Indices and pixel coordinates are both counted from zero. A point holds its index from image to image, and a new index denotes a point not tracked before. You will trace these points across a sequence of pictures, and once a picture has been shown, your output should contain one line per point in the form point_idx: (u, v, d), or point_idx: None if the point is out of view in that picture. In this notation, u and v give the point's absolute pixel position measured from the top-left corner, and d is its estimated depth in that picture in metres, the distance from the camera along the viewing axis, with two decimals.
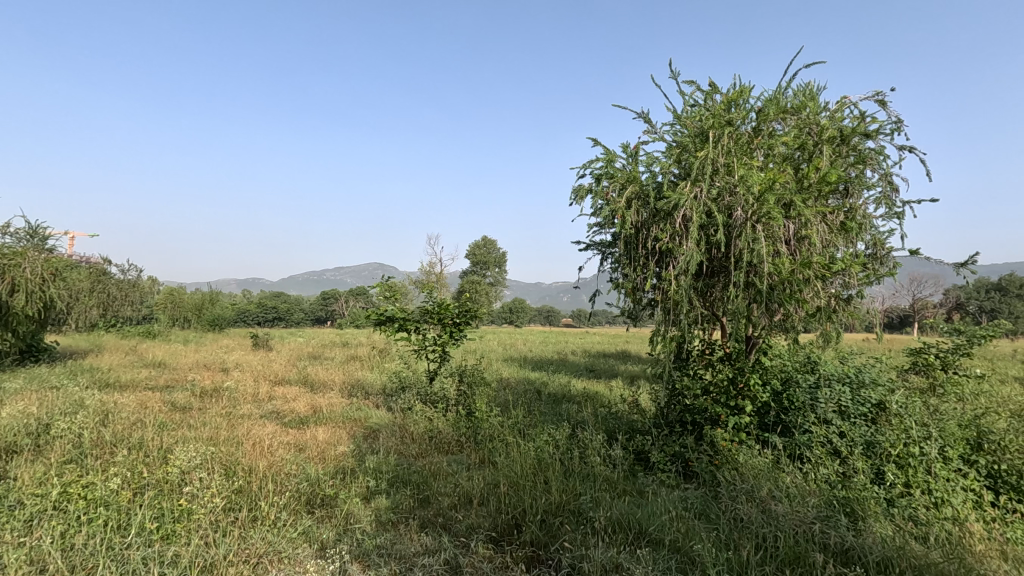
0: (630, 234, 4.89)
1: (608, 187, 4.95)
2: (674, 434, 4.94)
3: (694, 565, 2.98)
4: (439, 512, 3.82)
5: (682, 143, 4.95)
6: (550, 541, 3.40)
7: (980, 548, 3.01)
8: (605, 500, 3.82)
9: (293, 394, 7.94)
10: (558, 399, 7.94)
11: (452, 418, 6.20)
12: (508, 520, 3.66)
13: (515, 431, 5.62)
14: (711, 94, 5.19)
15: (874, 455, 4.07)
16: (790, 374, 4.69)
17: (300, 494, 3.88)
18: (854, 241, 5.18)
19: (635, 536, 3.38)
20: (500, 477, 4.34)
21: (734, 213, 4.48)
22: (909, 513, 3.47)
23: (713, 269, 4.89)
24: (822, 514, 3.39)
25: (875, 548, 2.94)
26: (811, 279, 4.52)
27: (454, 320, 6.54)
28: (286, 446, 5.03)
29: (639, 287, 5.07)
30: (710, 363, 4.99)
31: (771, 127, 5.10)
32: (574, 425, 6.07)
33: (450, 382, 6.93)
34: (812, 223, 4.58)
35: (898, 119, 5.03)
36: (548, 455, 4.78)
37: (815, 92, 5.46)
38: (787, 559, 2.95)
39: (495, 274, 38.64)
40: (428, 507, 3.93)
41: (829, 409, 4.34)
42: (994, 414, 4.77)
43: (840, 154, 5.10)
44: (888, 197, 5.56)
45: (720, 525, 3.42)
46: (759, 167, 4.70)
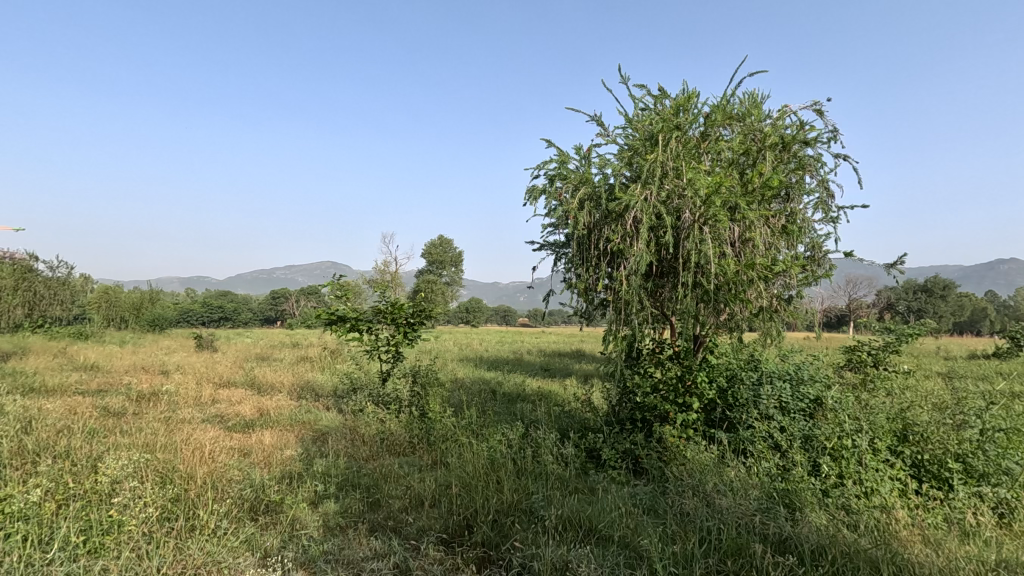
0: (583, 234, 4.94)
1: (562, 188, 4.99)
2: (625, 432, 5.03)
3: (641, 560, 3.04)
4: (389, 516, 3.75)
5: (633, 146, 5.05)
6: (501, 541, 3.40)
7: (905, 533, 3.19)
8: (557, 499, 3.85)
9: (238, 397, 7.63)
10: (512, 399, 7.94)
11: (405, 420, 6.10)
12: (460, 521, 3.63)
13: (469, 431, 5.59)
14: (661, 99, 5.32)
15: (811, 448, 4.27)
16: (735, 372, 4.85)
17: (242, 501, 3.72)
18: (795, 244, 5.41)
19: (585, 533, 3.42)
20: (452, 477, 4.31)
21: (682, 215, 4.60)
22: (842, 502, 3.65)
23: (663, 269, 5.01)
24: (762, 506, 3.53)
25: (811, 537, 3.08)
26: (754, 279, 4.70)
27: (408, 320, 6.44)
28: (229, 451, 4.82)
29: (592, 288, 5.13)
30: (659, 361, 5.11)
31: (718, 133, 5.27)
32: (527, 424, 6.08)
33: (403, 383, 6.81)
34: (755, 226, 4.76)
35: (834, 128, 5.29)
36: (501, 455, 4.77)
37: (759, 100, 5.67)
38: (729, 550, 3.05)
39: (451, 274, 38.35)
40: (378, 511, 3.84)
41: (770, 405, 4.52)
42: (918, 407, 5.08)
43: (782, 160, 5.32)
44: (826, 202, 5.84)
45: (667, 519, 3.50)
46: (706, 171, 4.85)
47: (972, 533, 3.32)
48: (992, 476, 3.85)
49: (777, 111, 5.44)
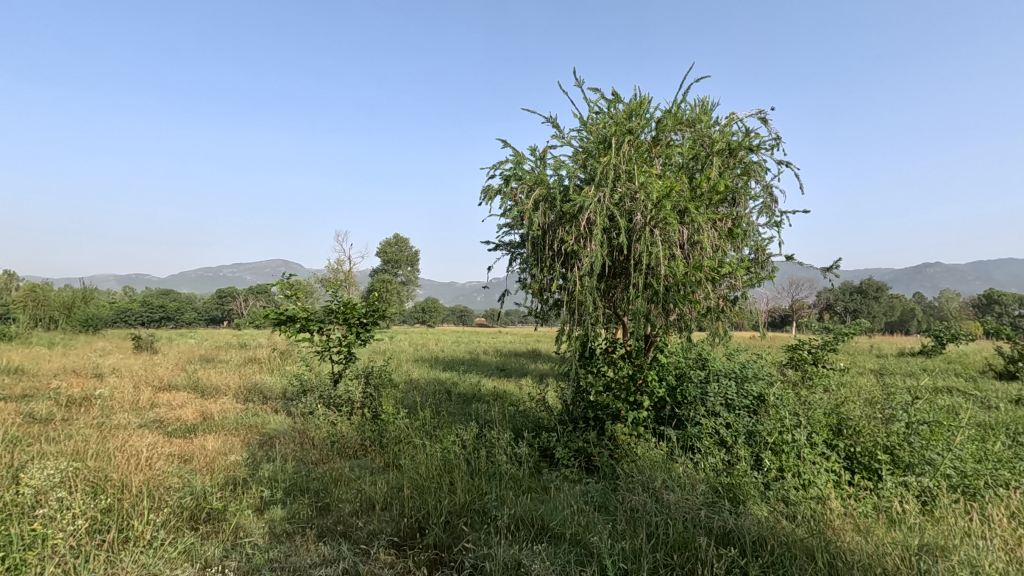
0: (537, 235, 4.97)
1: (517, 188, 5.00)
2: (578, 430, 5.09)
3: (591, 557, 3.08)
4: (339, 520, 3.66)
5: (588, 149, 5.12)
6: (453, 542, 3.38)
7: (838, 522, 3.37)
8: (510, 498, 3.86)
9: (179, 401, 7.30)
10: (467, 399, 7.90)
11: (357, 422, 5.98)
12: (412, 523, 3.59)
13: (423, 432, 5.52)
14: (615, 103, 5.42)
15: (754, 443, 4.44)
16: (683, 370, 5.00)
17: (181, 510, 3.55)
18: (740, 247, 5.62)
19: (537, 532, 3.44)
20: (404, 480, 4.25)
21: (634, 217, 4.69)
22: (782, 495, 3.82)
23: (615, 270, 5.10)
24: (707, 500, 3.65)
25: (752, 529, 3.20)
26: (702, 281, 4.85)
27: (361, 320, 6.29)
28: (168, 458, 4.59)
29: (546, 288, 5.16)
30: (612, 360, 5.21)
31: (669, 137, 5.41)
32: (481, 424, 6.07)
33: (356, 385, 6.66)
34: (703, 229, 4.92)
35: (777, 136, 5.52)
36: (454, 455, 4.75)
37: (708, 106, 5.85)
38: (675, 544, 3.14)
39: (407, 273, 37.87)
40: (327, 515, 3.75)
41: (717, 402, 4.68)
42: (852, 402, 5.37)
43: (729, 165, 5.51)
44: (769, 207, 6.08)
45: (617, 516, 3.57)
46: (657, 174, 4.96)
47: (898, 520, 3.53)
48: (917, 466, 4.11)
49: (725, 117, 5.63)
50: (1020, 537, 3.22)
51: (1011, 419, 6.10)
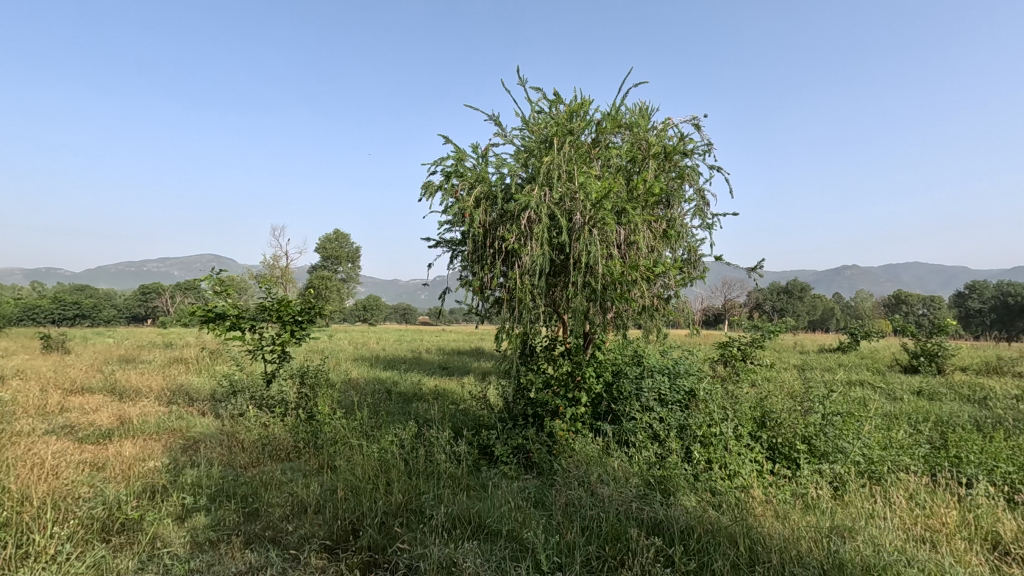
0: (478, 233, 4.95)
1: (458, 185, 4.95)
2: (518, 427, 5.12)
3: (526, 552, 3.11)
4: (268, 525, 3.51)
5: (529, 148, 5.16)
6: (388, 544, 3.32)
7: (759, 509, 3.55)
8: (447, 497, 3.83)
9: (94, 404, 6.78)
10: (407, 398, 7.78)
11: (290, 423, 5.76)
12: (346, 526, 3.50)
13: (360, 432, 5.39)
14: (556, 104, 5.49)
15: (685, 436, 4.63)
16: (619, 367, 5.13)
17: (90, 521, 3.29)
18: (674, 247, 5.82)
19: (474, 530, 3.44)
20: (339, 481, 4.13)
21: (574, 217, 4.76)
22: (709, 485, 3.99)
23: (556, 269, 5.16)
24: (640, 493, 3.77)
25: (681, 519, 3.33)
26: (637, 280, 4.98)
27: (296, 318, 6.02)
28: (77, 466, 4.25)
29: (487, 286, 5.14)
30: (552, 358, 5.27)
31: (608, 139, 5.55)
32: (421, 423, 5.99)
33: (291, 385, 6.42)
34: (639, 230, 5.06)
35: (709, 142, 5.76)
36: (392, 455, 4.66)
37: (646, 111, 6.03)
38: (608, 536, 3.22)
39: (348, 269, 36.89)
40: (256, 521, 3.59)
41: (651, 397, 4.86)
42: (776, 396, 5.67)
43: (664, 169, 5.69)
44: (702, 210, 6.34)
45: (553, 511, 3.62)
46: (596, 176, 5.06)
47: (813, 505, 3.77)
48: (830, 454, 4.40)
49: (661, 122, 5.82)
50: (917, 516, 3.51)
51: (912, 409, 6.66)
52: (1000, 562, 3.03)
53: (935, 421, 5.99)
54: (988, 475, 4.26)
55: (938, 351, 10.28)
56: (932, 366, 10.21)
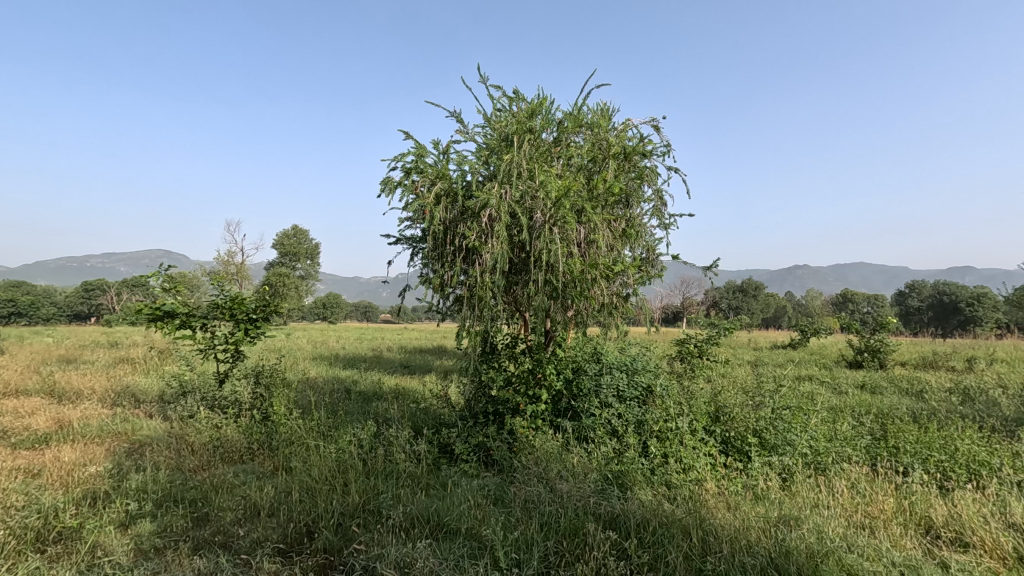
0: (439, 230, 4.90)
1: (418, 182, 4.90)
2: (478, 424, 5.11)
3: (484, 550, 3.11)
4: (218, 530, 3.39)
5: (490, 146, 5.15)
6: (345, 545, 3.26)
7: (711, 501, 3.66)
8: (406, 497, 3.79)
9: (30, 408, 6.40)
10: (367, 398, 7.66)
11: (244, 424, 5.59)
12: (300, 528, 3.42)
13: (317, 433, 5.27)
14: (518, 102, 5.50)
15: (642, 431, 4.73)
16: (579, 364, 5.18)
17: (23, 531, 3.11)
18: (633, 246, 5.92)
19: (432, 529, 3.42)
20: (294, 483, 4.03)
21: (534, 215, 4.78)
22: (665, 478, 4.09)
23: (517, 267, 5.17)
24: (597, 488, 3.83)
25: (637, 513, 3.40)
26: (597, 278, 5.03)
27: (250, 316, 5.82)
28: (10, 473, 4.01)
29: (447, 283, 5.10)
30: (512, 356, 5.27)
31: (569, 139, 5.60)
32: (381, 422, 5.91)
33: (244, 385, 6.23)
34: (598, 229, 5.11)
35: (668, 143, 5.88)
36: (350, 455, 4.58)
37: (607, 111, 6.11)
38: (566, 532, 3.25)
39: (307, 266, 36.01)
40: (206, 526, 3.46)
41: (609, 394, 4.93)
42: (729, 392, 5.84)
43: (624, 169, 5.78)
44: (660, 210, 6.47)
45: (512, 507, 3.63)
46: (556, 174, 5.10)
47: (762, 496, 3.91)
48: (779, 447, 4.57)
49: (621, 123, 5.91)
50: (857, 504, 3.69)
51: (856, 403, 6.99)
52: (931, 545, 3.21)
53: (876, 414, 6.30)
54: (922, 464, 4.51)
55: (880, 347, 10.82)
56: (875, 361, 10.73)
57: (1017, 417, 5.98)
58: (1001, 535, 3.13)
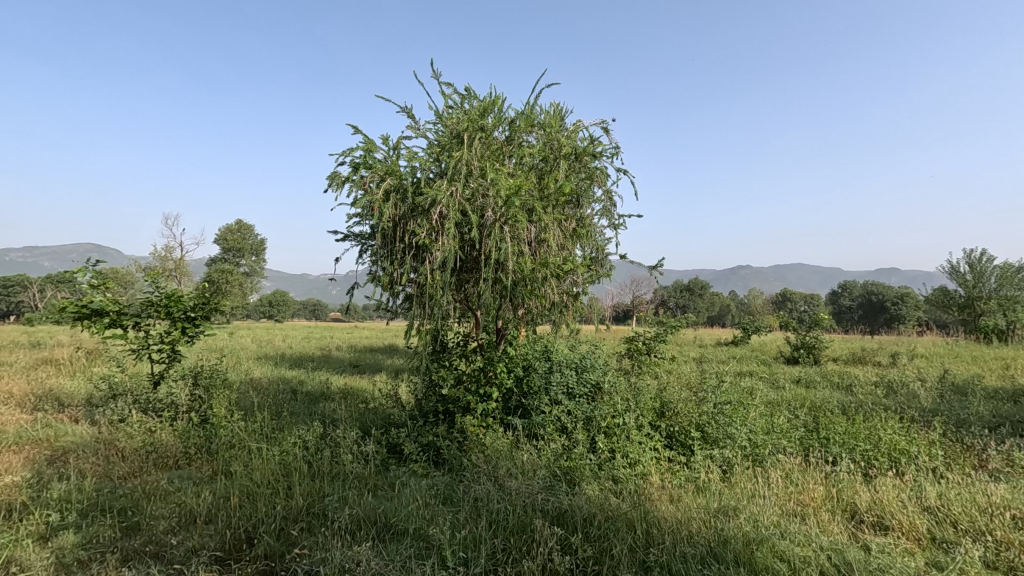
0: (388, 227, 4.81)
1: (367, 177, 4.79)
2: (428, 424, 5.06)
3: (431, 550, 3.09)
4: (150, 539, 3.22)
5: (441, 143, 5.11)
6: (287, 550, 3.16)
7: (656, 495, 3.76)
8: (352, 499, 3.71)
9: None
10: (314, 398, 7.45)
11: (180, 427, 5.32)
12: (240, 535, 3.29)
13: (260, 435, 5.09)
14: (470, 99, 5.48)
15: (591, 427, 4.83)
16: (530, 362, 5.22)
17: None
18: (583, 246, 6.01)
19: (379, 530, 3.36)
20: (234, 488, 3.88)
21: (485, 213, 4.77)
22: (611, 473, 4.18)
23: (468, 265, 5.14)
24: (546, 484, 3.87)
25: (584, 508, 3.46)
26: (547, 277, 5.07)
27: (187, 314, 5.52)
28: None
29: (396, 281, 5.02)
30: (464, 354, 5.25)
31: (520, 138, 5.62)
32: (327, 423, 5.76)
33: (181, 387, 5.92)
34: (549, 228, 5.15)
35: (617, 145, 6.00)
36: (295, 457, 4.44)
37: (559, 112, 6.18)
38: (514, 529, 3.27)
39: (251, 262, 34.68)
40: (137, 535, 3.28)
41: (558, 392, 4.99)
42: (675, 388, 6.03)
43: (575, 169, 5.86)
44: (609, 210, 6.59)
45: (461, 506, 3.62)
46: (508, 173, 5.11)
47: (703, 488, 4.06)
48: (720, 440, 4.75)
49: (572, 124, 5.98)
50: (790, 493, 3.88)
51: (792, 397, 7.36)
52: (856, 530, 3.42)
53: (809, 407, 6.65)
54: (849, 453, 4.79)
55: (815, 344, 11.41)
56: (810, 357, 11.30)
57: (932, 408, 6.44)
58: (917, 518, 3.36)
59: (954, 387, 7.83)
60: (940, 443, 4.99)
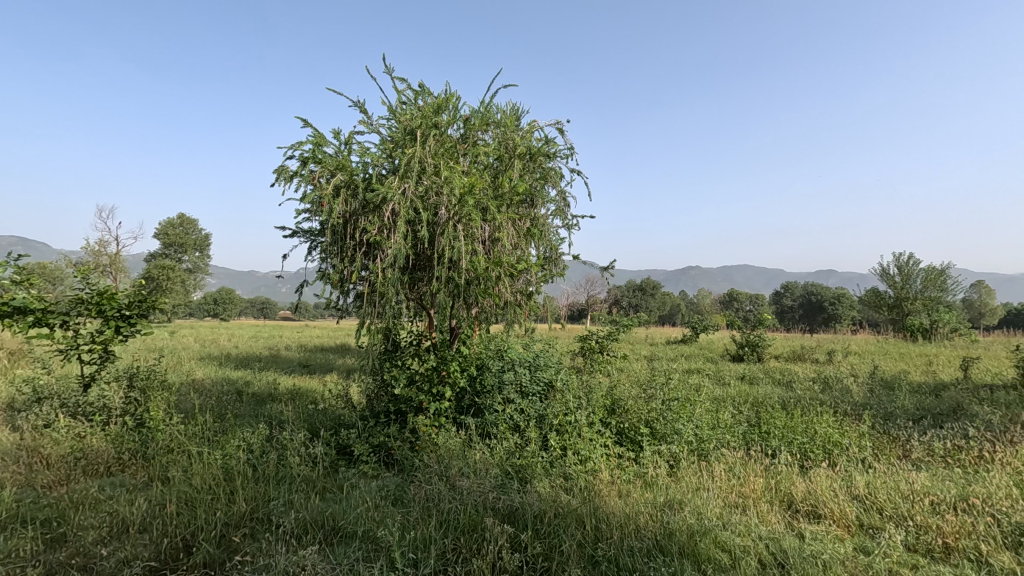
0: (338, 224, 4.70)
1: (316, 172, 4.66)
2: (380, 424, 4.98)
3: (380, 552, 3.04)
4: (78, 551, 3.03)
5: (394, 139, 5.03)
6: (228, 558, 3.04)
7: (605, 490, 3.83)
8: (298, 502, 3.60)
9: None
10: (260, 400, 7.20)
11: (114, 432, 5.02)
12: (177, 543, 3.14)
13: (201, 439, 4.87)
14: (425, 96, 5.42)
15: (543, 425, 4.87)
16: (484, 361, 5.21)
17: None
18: (537, 246, 6.05)
19: (326, 534, 3.28)
20: (172, 494, 3.70)
21: (438, 211, 4.73)
22: (562, 470, 4.23)
23: (420, 264, 5.08)
24: (497, 483, 3.88)
25: (535, 505, 3.48)
26: (501, 276, 5.08)
27: (122, 313, 5.20)
28: None
29: (347, 279, 4.91)
30: (416, 354, 5.19)
31: (475, 137, 5.60)
32: (274, 426, 5.58)
33: (115, 389, 5.59)
34: (503, 227, 5.16)
35: (571, 147, 6.07)
36: (238, 461, 4.28)
37: (516, 112, 6.19)
38: (464, 528, 3.26)
39: (194, 258, 33.17)
40: (62, 547, 3.08)
41: (511, 390, 5.01)
42: (626, 386, 6.15)
43: (529, 169, 5.89)
44: (563, 211, 6.66)
45: (411, 507, 3.58)
46: (461, 171, 5.08)
47: (651, 482, 4.16)
48: (668, 436, 4.89)
49: (528, 124, 6.01)
50: (733, 485, 4.03)
51: (736, 393, 7.64)
52: (792, 519, 3.58)
53: (751, 403, 6.93)
54: (788, 446, 5.02)
55: (759, 342, 11.89)
56: (754, 355, 11.77)
57: (863, 402, 6.83)
58: (847, 506, 3.56)
59: (884, 382, 8.32)
60: (869, 436, 5.29)
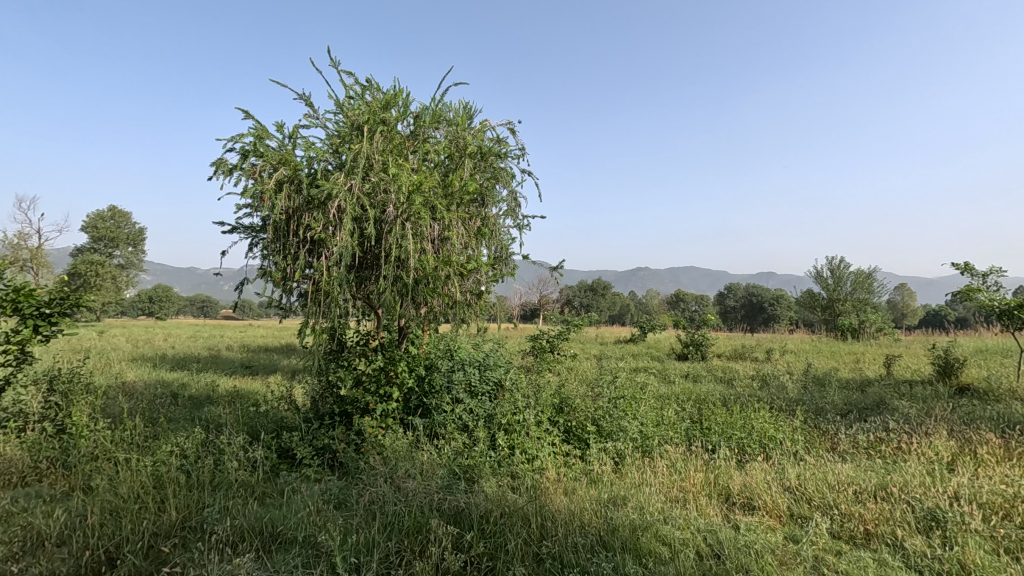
0: (281, 220, 4.53)
1: (257, 166, 4.48)
2: (324, 426, 4.84)
3: (320, 557, 2.96)
4: None
5: (341, 134, 4.90)
6: (156, 569, 2.88)
7: (552, 488, 3.87)
8: (235, 509, 3.45)
9: None
10: (197, 403, 6.86)
11: (30, 439, 4.66)
12: (100, 557, 2.95)
13: (130, 445, 4.60)
14: (373, 91, 5.30)
15: (492, 425, 4.87)
16: (432, 361, 5.15)
17: None
18: (488, 245, 6.03)
19: (264, 541, 3.16)
20: (95, 505, 3.46)
21: (386, 209, 4.65)
22: (510, 470, 4.24)
23: (367, 262, 4.97)
24: (444, 484, 3.84)
25: (481, 505, 3.47)
26: (450, 276, 5.03)
27: (42, 311, 4.84)
28: None
29: (290, 277, 4.74)
30: (363, 354, 5.07)
31: (425, 134, 5.52)
32: (211, 429, 5.32)
33: (33, 393, 5.19)
34: (452, 226, 5.12)
35: (523, 147, 6.08)
36: (170, 467, 4.06)
37: (467, 110, 6.15)
38: (409, 530, 3.21)
39: (127, 253, 31.32)
40: None
41: (460, 390, 4.98)
42: (574, 385, 6.23)
43: (480, 168, 5.87)
44: (514, 211, 6.67)
45: (355, 510, 3.49)
46: (410, 168, 5.01)
47: (597, 479, 4.24)
48: (614, 433, 4.98)
49: (479, 123, 5.98)
50: (675, 480, 4.15)
51: (680, 391, 7.88)
52: (729, 511, 3.72)
53: (694, 400, 7.15)
54: (727, 441, 5.22)
55: (702, 342, 12.30)
56: (698, 353, 12.17)
57: (797, 398, 7.19)
58: (779, 498, 3.72)
59: (815, 379, 8.77)
60: (802, 430, 5.57)
